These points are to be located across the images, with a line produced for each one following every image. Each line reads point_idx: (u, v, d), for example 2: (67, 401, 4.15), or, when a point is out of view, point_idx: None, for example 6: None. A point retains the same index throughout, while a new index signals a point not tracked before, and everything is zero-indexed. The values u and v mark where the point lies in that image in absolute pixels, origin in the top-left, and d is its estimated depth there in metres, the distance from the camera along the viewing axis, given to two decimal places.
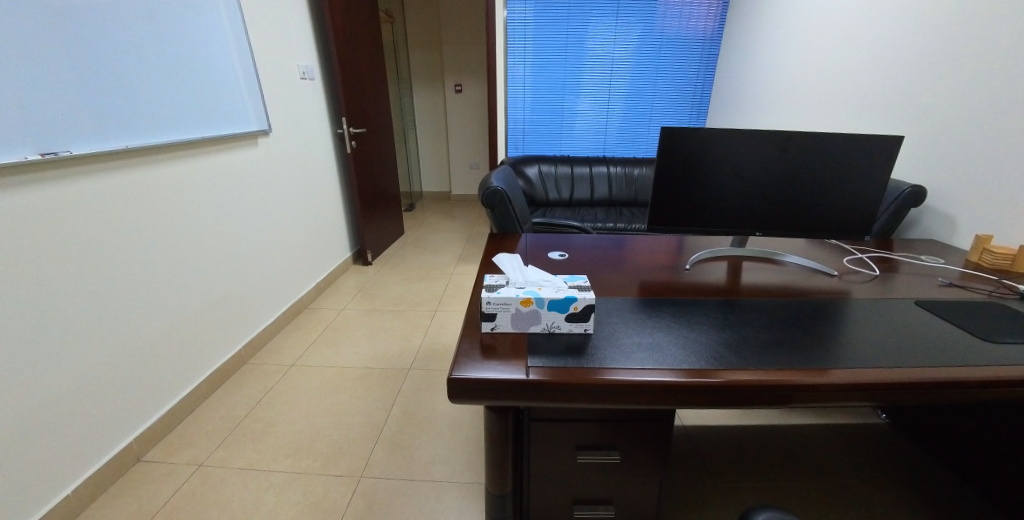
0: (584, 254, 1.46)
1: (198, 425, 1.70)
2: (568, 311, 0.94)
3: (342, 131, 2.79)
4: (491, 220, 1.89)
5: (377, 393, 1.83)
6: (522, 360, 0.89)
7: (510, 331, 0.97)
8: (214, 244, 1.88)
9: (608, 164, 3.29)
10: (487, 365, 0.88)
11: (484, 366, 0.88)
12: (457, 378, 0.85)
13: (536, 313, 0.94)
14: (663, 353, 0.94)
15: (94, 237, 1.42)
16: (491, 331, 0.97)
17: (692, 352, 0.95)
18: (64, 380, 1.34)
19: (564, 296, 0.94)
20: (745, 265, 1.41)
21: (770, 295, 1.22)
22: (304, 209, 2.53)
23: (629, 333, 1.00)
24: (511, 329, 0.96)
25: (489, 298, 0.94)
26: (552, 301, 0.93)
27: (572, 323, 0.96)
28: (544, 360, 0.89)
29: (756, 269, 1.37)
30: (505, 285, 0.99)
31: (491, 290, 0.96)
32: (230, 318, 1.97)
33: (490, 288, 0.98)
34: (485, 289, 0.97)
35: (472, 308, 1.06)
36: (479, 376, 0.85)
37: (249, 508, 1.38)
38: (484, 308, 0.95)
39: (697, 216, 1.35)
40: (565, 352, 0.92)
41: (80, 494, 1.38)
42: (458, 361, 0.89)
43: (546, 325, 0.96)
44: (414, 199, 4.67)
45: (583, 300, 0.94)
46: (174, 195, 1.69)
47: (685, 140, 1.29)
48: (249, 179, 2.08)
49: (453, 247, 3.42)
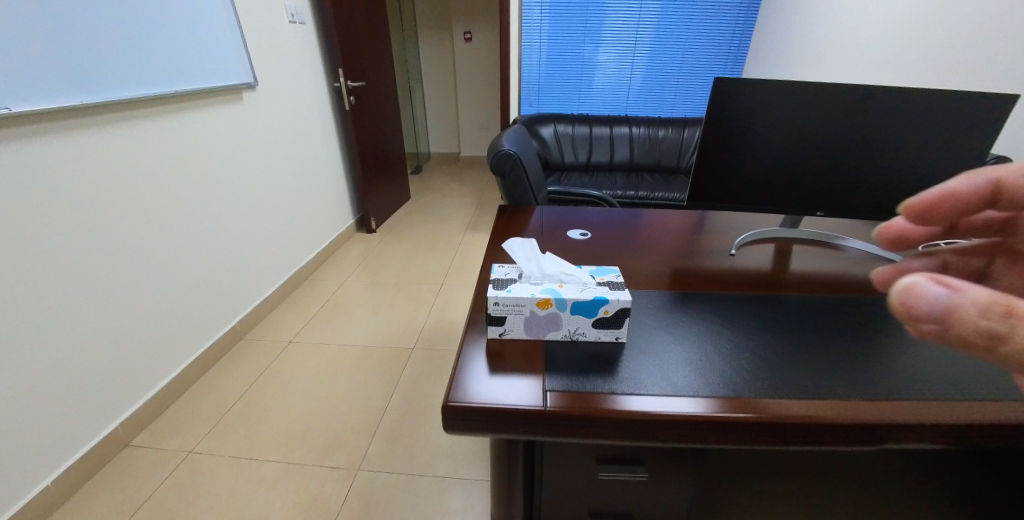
0: (609, 234, 1.27)
1: (190, 407, 1.60)
2: (596, 315, 0.73)
3: (338, 85, 2.54)
4: (502, 191, 1.64)
5: (378, 376, 1.71)
6: (535, 384, 0.68)
7: (523, 337, 0.76)
8: (199, 216, 1.72)
9: (630, 125, 3.03)
10: (492, 389, 0.67)
11: (486, 387, 0.67)
12: (452, 406, 0.64)
13: (556, 317, 0.73)
14: (713, 367, 0.73)
15: (63, 207, 1.27)
16: (498, 337, 0.76)
17: (750, 368, 0.73)
18: (39, 368, 1.23)
19: (592, 297, 0.72)
20: (796, 249, 1.20)
21: (833, 290, 1.00)
22: (299, 173, 2.34)
23: (670, 342, 0.78)
24: (523, 335, 0.76)
25: (497, 297, 0.73)
26: (577, 303, 0.72)
27: (602, 330, 0.74)
28: (561, 379, 0.68)
29: (809, 255, 1.17)
30: (516, 279, 0.78)
31: (498, 288, 0.74)
32: (219, 292, 1.83)
33: (498, 283, 0.76)
34: (492, 285, 0.75)
35: (477, 304, 0.86)
36: (480, 405, 0.64)
37: (238, 504, 1.29)
38: (491, 310, 0.74)
39: (743, 194, 1.15)
40: (589, 371, 0.70)
41: (62, 485, 1.29)
42: (453, 383, 0.68)
43: (567, 332, 0.75)
44: (421, 160, 4.43)
45: (616, 303, 0.72)
46: (154, 161, 1.53)
47: (735, 97, 1.07)
48: (235, 140, 1.89)
49: (462, 214, 3.23)
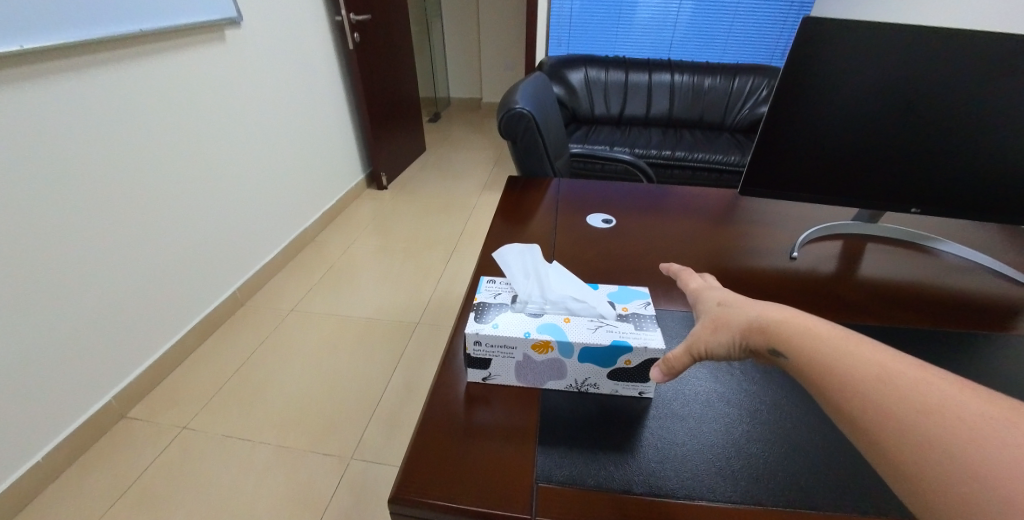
0: (638, 222, 1.05)
1: (187, 378, 1.55)
2: (613, 365, 0.56)
3: (342, 21, 2.27)
4: (514, 157, 1.42)
5: (379, 354, 1.62)
6: (520, 466, 0.51)
7: (514, 384, 0.60)
8: (191, 176, 1.57)
9: (673, 72, 2.66)
10: (468, 469, 0.50)
11: (461, 465, 0.51)
12: (412, 492, 0.48)
13: (558, 364, 0.57)
14: (766, 455, 0.54)
15: (33, 167, 1.13)
16: (483, 381, 0.60)
17: (816, 457, 0.53)
18: (21, 342, 1.15)
19: (609, 342, 0.55)
20: (869, 254, 0.97)
21: (924, 322, 0.80)
22: (302, 124, 2.15)
23: (716, 420, 0.57)
24: (514, 382, 0.60)
25: (479, 336, 0.56)
26: (587, 350, 0.55)
27: (618, 382, 0.58)
28: (558, 460, 0.51)
29: (887, 264, 0.95)
30: (507, 307, 0.60)
31: (480, 321, 0.57)
32: (218, 257, 1.73)
33: (483, 313, 0.59)
34: (474, 316, 0.58)
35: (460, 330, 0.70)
36: (449, 496, 0.48)
37: (228, 488, 1.23)
38: (472, 350, 0.57)
39: (813, 177, 0.92)
40: (596, 449, 0.52)
41: (55, 459, 1.24)
42: (418, 454, 0.51)
43: (574, 382, 0.59)
44: (439, 106, 4.15)
45: (640, 352, 0.55)
46: (134, 113, 1.37)
47: (820, 52, 0.82)
48: (227, 88, 1.70)
49: (479, 169, 3.01)
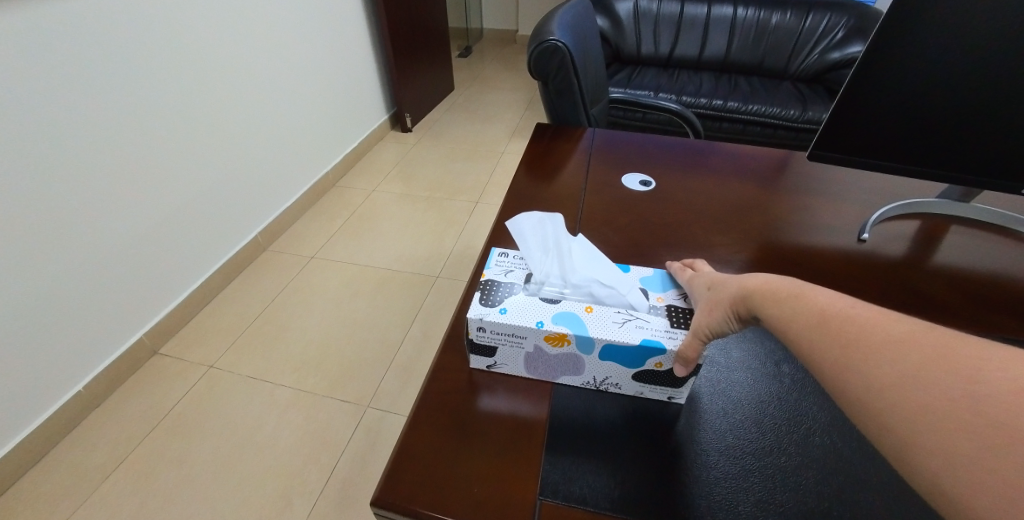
0: (680, 185, 0.93)
1: (213, 318, 1.56)
2: (640, 366, 0.52)
3: None
4: (545, 101, 1.28)
5: (397, 305, 1.59)
6: (522, 482, 0.47)
7: (523, 373, 0.57)
8: (212, 110, 1.50)
9: (736, 6, 2.37)
10: (464, 480, 0.47)
11: (456, 473, 0.48)
12: (403, 501, 0.45)
13: (573, 358, 0.52)
14: (802, 484, 0.48)
15: (52, 93, 1.08)
16: (487, 368, 0.57)
17: (862, 492, 0.48)
18: (55, 274, 1.15)
19: (637, 341, 0.50)
20: (952, 238, 0.83)
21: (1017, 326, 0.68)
22: (324, 57, 2.03)
23: (757, 443, 0.51)
24: (522, 372, 0.57)
25: (484, 323, 0.51)
26: (609, 348, 0.50)
27: (644, 384, 0.54)
28: (567, 473, 0.48)
29: (973, 251, 0.81)
30: (516, 290, 0.55)
31: (488, 304, 0.53)
32: (241, 198, 1.69)
33: (489, 296, 0.54)
34: (479, 299, 0.54)
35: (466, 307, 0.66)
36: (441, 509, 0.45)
37: (251, 429, 1.25)
38: (474, 336, 0.53)
39: (889, 142, 0.81)
40: (607, 463, 0.49)
41: (93, 390, 1.28)
42: (412, 458, 0.48)
43: (592, 380, 0.55)
44: (469, 41, 3.88)
45: (669, 355, 0.50)
46: (152, 37, 1.28)
47: None
48: (246, 14, 1.58)
49: (510, 113, 2.83)
